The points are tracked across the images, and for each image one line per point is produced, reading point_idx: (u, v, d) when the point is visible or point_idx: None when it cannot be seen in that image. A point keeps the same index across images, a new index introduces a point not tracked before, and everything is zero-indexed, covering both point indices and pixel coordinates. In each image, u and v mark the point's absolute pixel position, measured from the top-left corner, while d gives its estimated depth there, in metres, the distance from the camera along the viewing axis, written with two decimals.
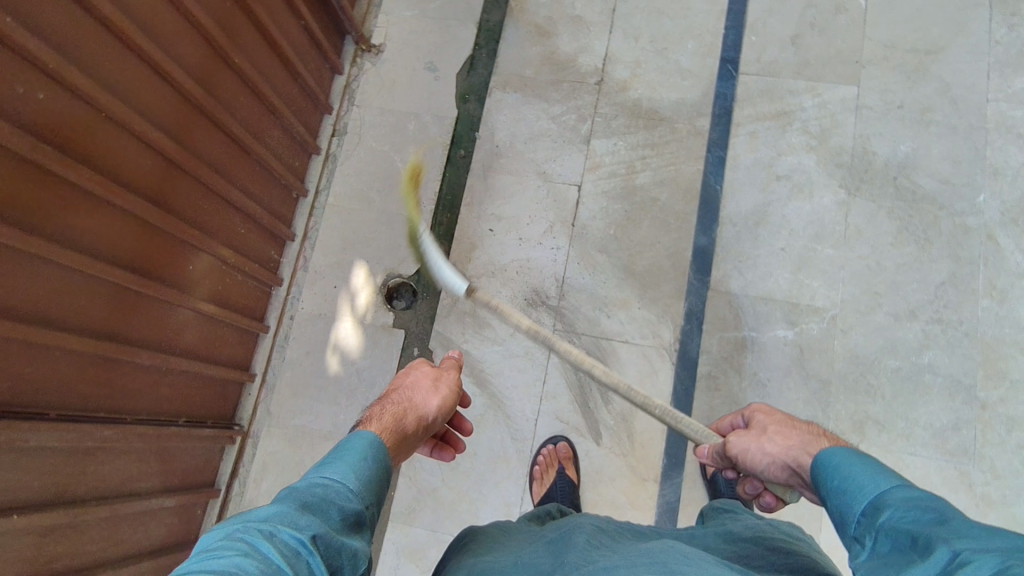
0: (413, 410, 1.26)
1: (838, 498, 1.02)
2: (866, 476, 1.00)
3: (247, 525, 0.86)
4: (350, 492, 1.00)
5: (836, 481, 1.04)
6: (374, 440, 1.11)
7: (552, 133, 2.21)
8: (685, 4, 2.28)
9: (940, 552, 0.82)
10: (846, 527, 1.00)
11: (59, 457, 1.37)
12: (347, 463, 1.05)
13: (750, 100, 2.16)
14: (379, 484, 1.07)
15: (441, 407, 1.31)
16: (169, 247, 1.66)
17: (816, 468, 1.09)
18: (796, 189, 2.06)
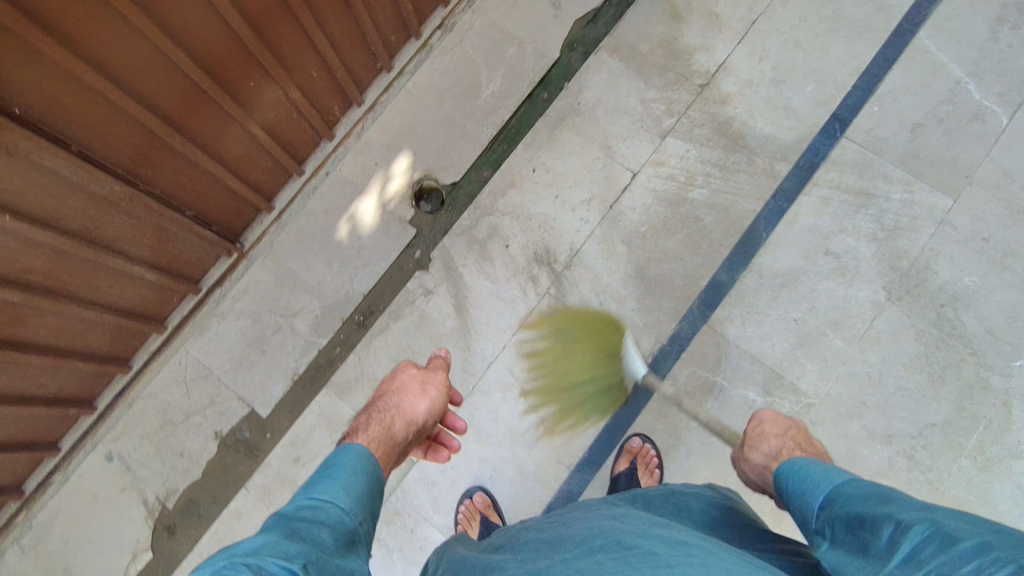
0: (401, 416, 1.38)
1: (799, 499, 1.17)
2: (820, 476, 1.16)
3: (232, 560, 0.87)
4: (342, 512, 1.06)
5: (796, 484, 1.19)
6: (362, 452, 1.21)
7: (635, 114, 2.18)
8: (827, 46, 2.16)
9: (885, 526, 0.96)
10: (808, 523, 1.13)
11: (65, 190, 1.50)
12: (337, 483, 1.11)
13: (840, 166, 2.05)
14: (368, 501, 1.13)
15: (430, 408, 1.45)
16: (247, 68, 1.75)
17: (782, 476, 1.24)
18: (839, 271, 1.97)
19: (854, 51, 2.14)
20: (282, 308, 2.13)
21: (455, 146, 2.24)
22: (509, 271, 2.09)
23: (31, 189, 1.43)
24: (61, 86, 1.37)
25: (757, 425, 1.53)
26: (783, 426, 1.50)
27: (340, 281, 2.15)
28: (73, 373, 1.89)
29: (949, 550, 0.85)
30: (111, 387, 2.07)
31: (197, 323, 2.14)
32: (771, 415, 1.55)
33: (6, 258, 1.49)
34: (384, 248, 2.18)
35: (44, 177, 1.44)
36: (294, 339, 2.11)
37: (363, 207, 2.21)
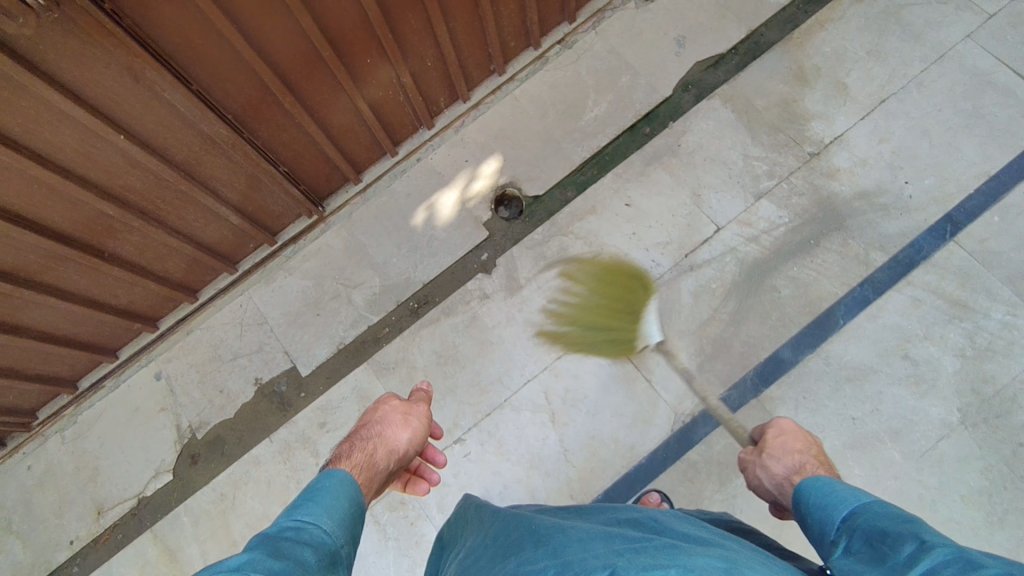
0: (383, 444, 1.31)
1: (819, 510, 1.03)
2: (847, 492, 1.02)
3: (218, 574, 0.77)
4: (325, 533, 0.98)
5: (818, 496, 1.05)
6: (345, 477, 1.13)
7: (735, 169, 2.12)
8: (957, 142, 2.03)
9: (909, 546, 0.83)
10: (823, 537, 1.00)
11: (179, 124, 1.59)
12: (320, 505, 1.03)
13: (941, 269, 1.92)
14: (352, 523, 1.05)
15: (412, 440, 1.39)
16: (367, 44, 1.81)
17: (801, 489, 1.10)
18: (913, 378, 1.84)
19: (987, 153, 2.00)
20: (345, 276, 2.20)
21: (546, 160, 2.24)
22: (569, 295, 2.07)
23: (148, 116, 1.52)
24: (197, 30, 1.44)
25: (776, 432, 1.35)
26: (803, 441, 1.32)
27: (405, 265, 2.19)
28: (146, 291, 2.01)
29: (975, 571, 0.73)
30: (176, 311, 2.22)
31: (265, 272, 2.24)
32: (791, 426, 1.37)
33: (112, 175, 1.59)
34: (453, 243, 2.20)
35: (162, 108, 1.53)
36: (349, 309, 2.17)
37: (444, 200, 2.25)
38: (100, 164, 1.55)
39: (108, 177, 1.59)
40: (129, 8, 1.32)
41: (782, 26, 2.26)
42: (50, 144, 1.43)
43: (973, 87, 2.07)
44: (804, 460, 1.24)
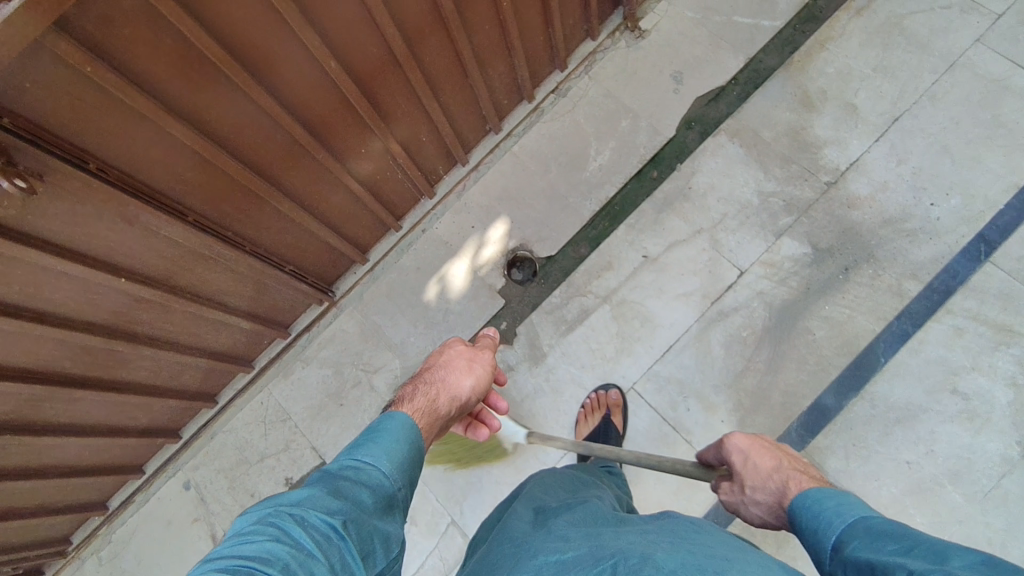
0: (445, 391, 1.27)
1: (811, 535, 0.97)
2: (834, 510, 0.96)
3: (278, 507, 0.85)
4: (385, 475, 0.99)
5: (807, 519, 0.99)
6: (406, 421, 1.09)
7: (751, 207, 2.04)
8: (980, 154, 1.94)
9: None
10: (822, 566, 0.94)
11: (179, 252, 1.53)
12: (382, 444, 1.03)
13: (980, 293, 1.85)
14: (413, 466, 1.04)
15: (473, 386, 1.33)
16: (354, 131, 1.74)
17: (790, 507, 1.04)
18: (965, 412, 1.78)
19: (1013, 163, 1.92)
20: (364, 361, 2.15)
21: (555, 217, 2.17)
22: (595, 358, 2.01)
23: (147, 253, 1.46)
24: (185, 161, 1.37)
25: (734, 459, 1.22)
26: (763, 454, 1.18)
27: (423, 344, 2.13)
28: (164, 408, 1.96)
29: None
30: (196, 419, 2.16)
31: (282, 366, 2.19)
32: (741, 442, 1.24)
33: (118, 314, 1.54)
34: (471, 314, 2.14)
35: (161, 242, 1.46)
36: (372, 396, 2.11)
37: (455, 270, 2.18)
38: (104, 308, 1.49)
39: (114, 318, 1.54)
40: (111, 158, 1.24)
41: (781, 49, 2.17)
42: (53, 301, 1.38)
43: (989, 94, 1.98)
44: (775, 476, 1.13)
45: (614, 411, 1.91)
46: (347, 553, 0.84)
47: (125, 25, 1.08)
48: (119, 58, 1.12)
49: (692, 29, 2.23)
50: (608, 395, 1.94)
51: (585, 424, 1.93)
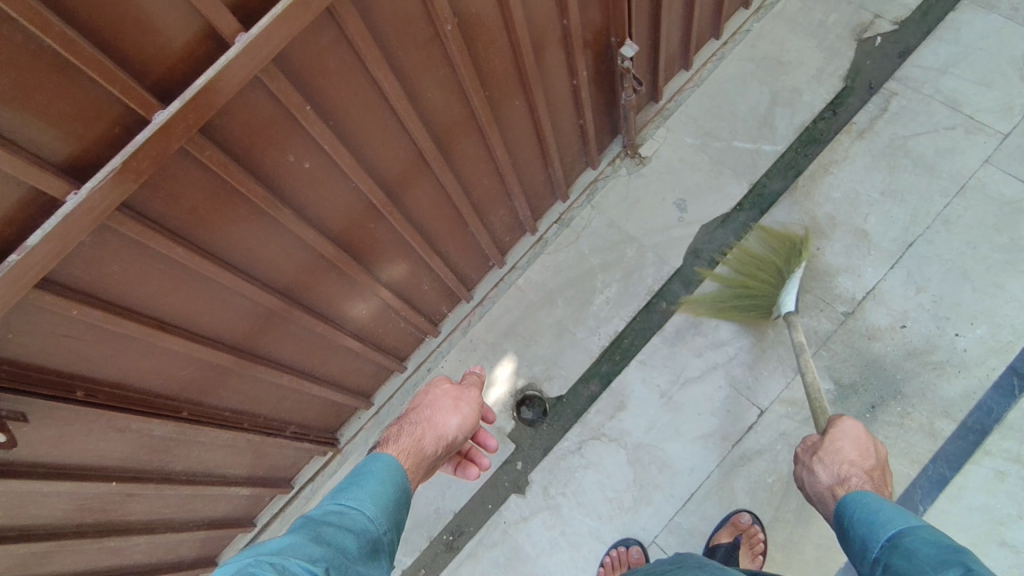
0: (432, 430, 1.24)
1: (865, 527, 1.07)
2: (897, 512, 1.05)
3: (258, 555, 0.82)
4: (369, 519, 1.01)
5: (864, 513, 1.09)
6: (391, 463, 1.12)
7: (766, 340, 1.97)
8: (1002, 281, 1.88)
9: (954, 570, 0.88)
10: (866, 555, 1.04)
11: (170, 441, 1.45)
12: (366, 489, 1.05)
13: (1018, 432, 1.75)
14: (395, 509, 1.07)
15: (461, 426, 1.29)
16: (352, 296, 1.67)
17: (845, 502, 1.14)
18: (1018, 568, 1.64)
19: None
20: None
21: (563, 354, 2.10)
22: (613, 507, 1.91)
23: (135, 450, 1.38)
24: (172, 361, 1.30)
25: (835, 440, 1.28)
26: (863, 450, 1.25)
27: (431, 495, 2.04)
28: None
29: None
30: None
31: (285, 520, 2.09)
32: (855, 431, 1.28)
33: (110, 511, 1.46)
34: None
35: (150, 438, 1.39)
36: None
37: None
38: (96, 509, 1.42)
39: (105, 515, 1.46)
40: (95, 373, 1.18)
41: (784, 173, 2.16)
42: (38, 515, 1.30)
43: (1005, 217, 1.93)
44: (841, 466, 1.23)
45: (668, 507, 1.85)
46: None
47: (113, 263, 1.05)
48: (104, 288, 1.08)
49: (693, 155, 2.23)
50: (629, 552, 1.82)
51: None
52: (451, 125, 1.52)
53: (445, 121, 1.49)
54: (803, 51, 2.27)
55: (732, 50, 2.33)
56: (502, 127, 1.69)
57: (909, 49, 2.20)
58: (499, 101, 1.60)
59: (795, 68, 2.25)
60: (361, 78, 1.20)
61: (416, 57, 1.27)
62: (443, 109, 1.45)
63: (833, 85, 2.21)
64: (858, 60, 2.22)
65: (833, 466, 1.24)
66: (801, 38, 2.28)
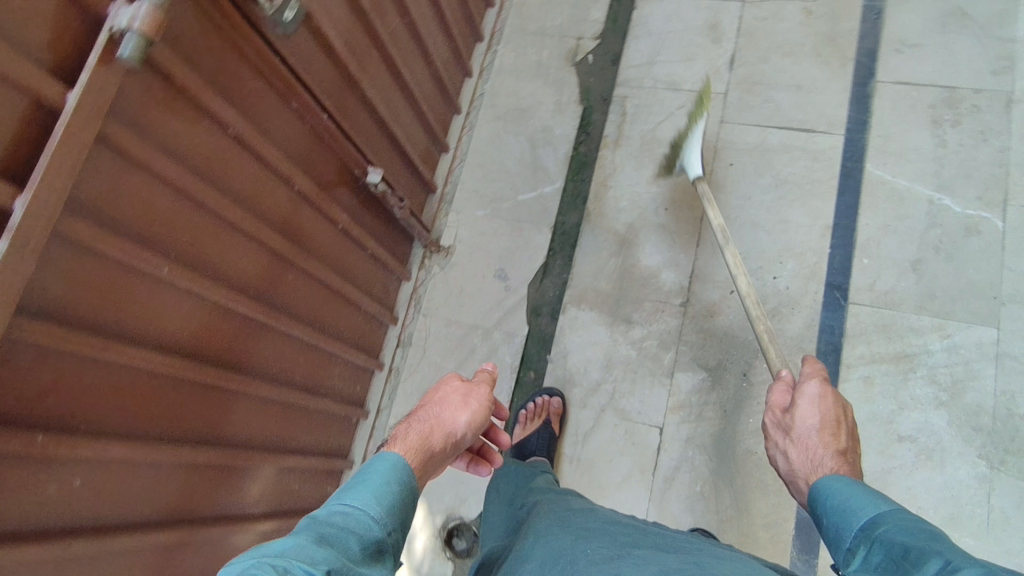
0: (440, 428, 1.16)
1: (838, 516, 1.08)
2: (866, 495, 1.07)
3: (260, 560, 0.76)
4: (372, 519, 0.93)
5: (836, 498, 1.10)
6: (396, 462, 1.03)
7: (632, 362, 2.02)
8: (784, 216, 2.06)
9: (932, 560, 0.89)
10: (840, 543, 1.07)
11: None
12: (370, 488, 0.97)
13: (863, 337, 1.90)
14: (403, 507, 0.98)
15: (470, 425, 1.21)
16: (216, 551, 1.50)
17: (816, 489, 1.15)
18: (923, 454, 1.77)
19: (814, 209, 2.05)
20: None
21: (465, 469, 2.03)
22: None
23: None
24: None
25: (808, 410, 1.28)
26: (837, 426, 1.25)
27: None
28: None
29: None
30: None
31: None
32: (826, 401, 1.28)
33: None
34: None
35: None
36: None
37: None
38: None
39: None
40: None
41: (574, 205, 2.25)
42: None
43: (760, 161, 2.13)
44: (802, 434, 1.26)
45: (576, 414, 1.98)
46: None
47: None
48: None
49: (489, 225, 2.27)
50: None
51: (526, 429, 1.99)
52: (228, 339, 1.43)
53: (218, 339, 1.40)
54: (535, 92, 2.41)
55: (477, 116, 2.43)
56: (286, 304, 1.63)
57: (617, 54, 2.40)
58: (267, 287, 1.54)
59: (536, 109, 2.38)
60: (91, 368, 1.10)
61: (144, 313, 1.19)
62: (208, 332, 1.37)
63: (573, 111, 2.35)
64: (582, 81, 2.39)
65: (796, 437, 1.28)
66: (528, 83, 2.43)
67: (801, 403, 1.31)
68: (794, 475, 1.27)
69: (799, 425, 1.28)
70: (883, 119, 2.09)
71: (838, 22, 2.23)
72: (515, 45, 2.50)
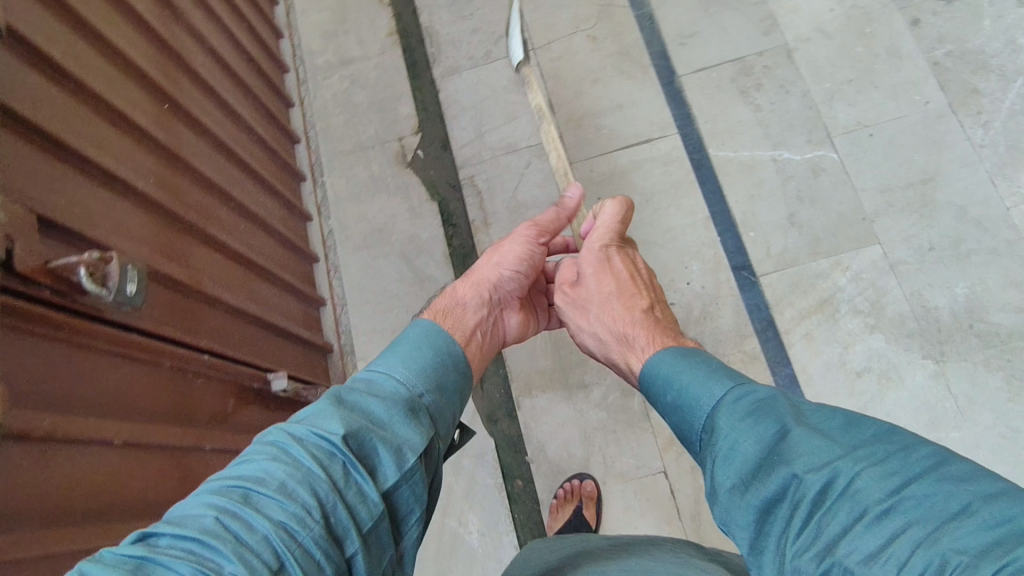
0: (473, 282, 1.29)
1: (678, 414, 0.99)
2: (698, 386, 0.97)
3: (279, 428, 0.82)
4: (400, 382, 0.95)
5: (673, 395, 1.00)
6: (423, 326, 1.09)
7: (606, 422, 1.98)
8: (666, 225, 2.14)
9: (781, 472, 0.80)
10: (690, 439, 0.97)
11: None
12: (396, 356, 1.01)
13: (785, 301, 2.01)
14: (433, 370, 1.01)
15: (509, 267, 1.32)
16: None
17: (648, 379, 1.07)
18: (884, 378, 1.89)
19: (687, 207, 2.14)
20: None
21: None
22: None
23: None
24: None
25: (597, 279, 1.33)
26: (623, 283, 1.30)
27: None
28: None
29: (870, 547, 0.70)
30: None
31: None
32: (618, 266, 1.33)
33: None
34: None
35: None
36: None
37: None
38: None
39: None
40: None
41: None
42: None
43: (620, 185, 2.20)
44: (597, 309, 1.28)
45: (587, 503, 1.87)
46: (357, 472, 0.79)
47: None
48: None
49: None
50: None
51: (559, 518, 1.88)
52: None
53: None
54: (384, 208, 2.31)
55: (338, 255, 2.29)
56: None
57: (444, 137, 2.39)
58: None
59: (393, 223, 2.28)
60: None
61: None
62: None
63: (430, 210, 2.28)
64: (424, 176, 2.34)
65: (596, 310, 1.29)
66: (372, 201, 2.33)
67: (594, 274, 1.33)
68: (603, 348, 1.26)
69: (595, 297, 1.29)
70: (701, 106, 2.25)
71: (622, 37, 2.37)
72: (340, 170, 2.39)
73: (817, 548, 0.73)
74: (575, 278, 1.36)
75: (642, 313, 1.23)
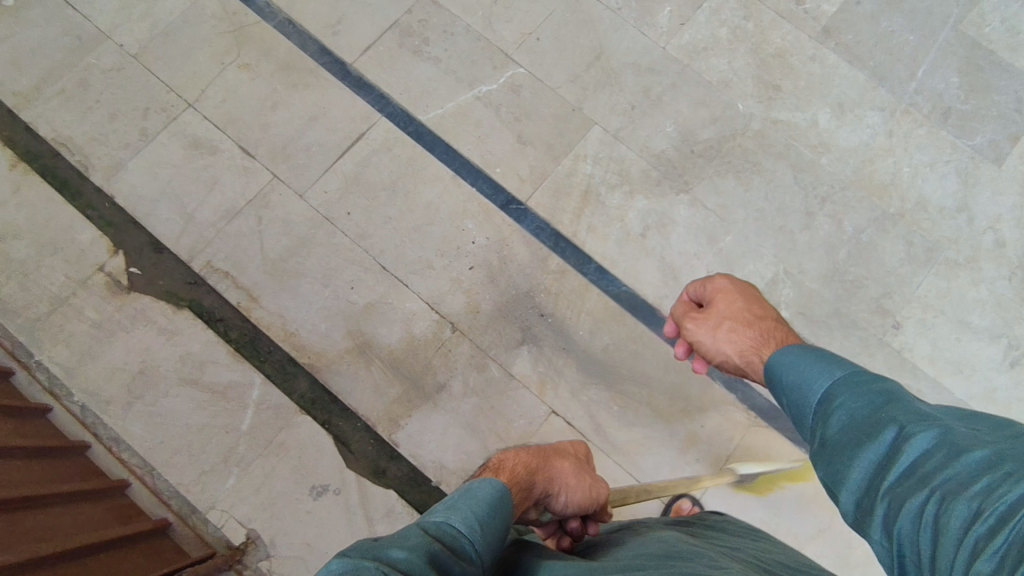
0: (547, 479, 1.17)
1: (795, 391, 1.01)
2: (817, 367, 1.00)
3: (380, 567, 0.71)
4: (473, 554, 0.84)
5: (789, 373, 1.04)
6: (501, 494, 0.95)
7: (480, 403, 1.95)
8: (422, 203, 2.11)
9: (887, 430, 0.84)
10: (804, 419, 0.99)
11: None
12: (477, 518, 0.89)
13: (556, 210, 2.12)
14: (500, 539, 0.91)
15: (574, 497, 1.21)
16: None
17: (771, 368, 1.09)
18: (661, 227, 2.11)
19: (431, 177, 2.13)
20: None
21: None
22: None
23: None
24: None
25: (721, 301, 1.29)
26: (740, 304, 1.27)
27: None
28: None
29: (967, 475, 0.72)
30: None
31: None
32: (726, 286, 1.32)
33: None
34: None
35: None
36: None
37: None
38: None
39: None
40: None
41: (289, 374, 1.98)
42: None
43: (359, 190, 2.10)
44: (725, 325, 1.25)
45: None
46: None
47: None
48: None
49: (254, 476, 1.86)
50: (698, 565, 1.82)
51: None
52: None
53: None
54: (131, 347, 1.95)
55: (110, 426, 1.89)
56: None
57: (153, 241, 2.06)
58: None
59: (152, 357, 1.94)
60: None
61: None
62: None
63: (185, 320, 1.98)
64: (156, 292, 2.01)
65: (717, 332, 1.25)
66: (112, 348, 1.95)
67: (717, 300, 1.30)
68: (738, 353, 1.21)
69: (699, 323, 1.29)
70: (387, 82, 2.21)
71: (274, 53, 2.22)
72: (51, 337, 1.95)
73: (913, 484, 0.76)
74: (700, 302, 1.35)
75: (778, 328, 1.22)
